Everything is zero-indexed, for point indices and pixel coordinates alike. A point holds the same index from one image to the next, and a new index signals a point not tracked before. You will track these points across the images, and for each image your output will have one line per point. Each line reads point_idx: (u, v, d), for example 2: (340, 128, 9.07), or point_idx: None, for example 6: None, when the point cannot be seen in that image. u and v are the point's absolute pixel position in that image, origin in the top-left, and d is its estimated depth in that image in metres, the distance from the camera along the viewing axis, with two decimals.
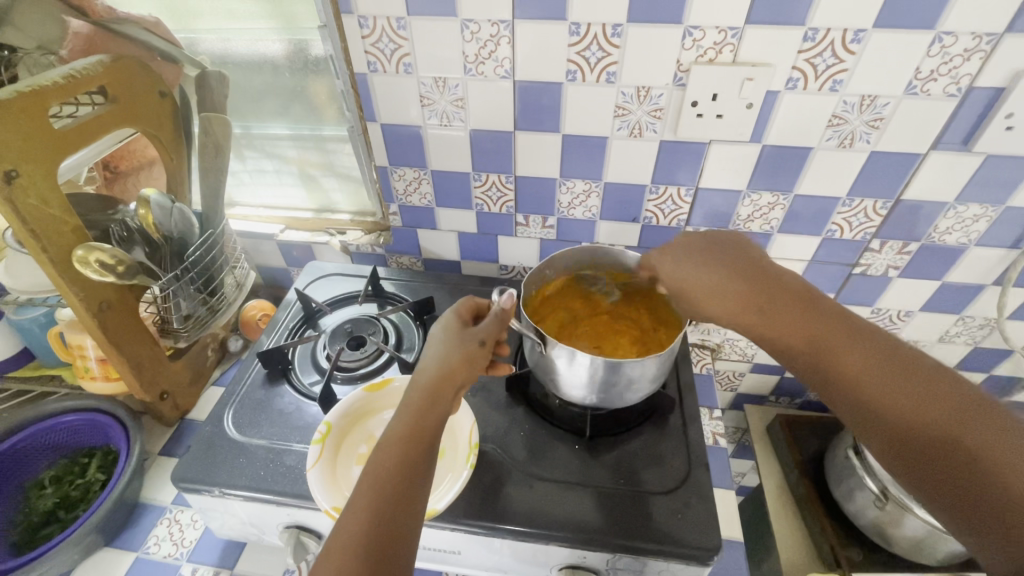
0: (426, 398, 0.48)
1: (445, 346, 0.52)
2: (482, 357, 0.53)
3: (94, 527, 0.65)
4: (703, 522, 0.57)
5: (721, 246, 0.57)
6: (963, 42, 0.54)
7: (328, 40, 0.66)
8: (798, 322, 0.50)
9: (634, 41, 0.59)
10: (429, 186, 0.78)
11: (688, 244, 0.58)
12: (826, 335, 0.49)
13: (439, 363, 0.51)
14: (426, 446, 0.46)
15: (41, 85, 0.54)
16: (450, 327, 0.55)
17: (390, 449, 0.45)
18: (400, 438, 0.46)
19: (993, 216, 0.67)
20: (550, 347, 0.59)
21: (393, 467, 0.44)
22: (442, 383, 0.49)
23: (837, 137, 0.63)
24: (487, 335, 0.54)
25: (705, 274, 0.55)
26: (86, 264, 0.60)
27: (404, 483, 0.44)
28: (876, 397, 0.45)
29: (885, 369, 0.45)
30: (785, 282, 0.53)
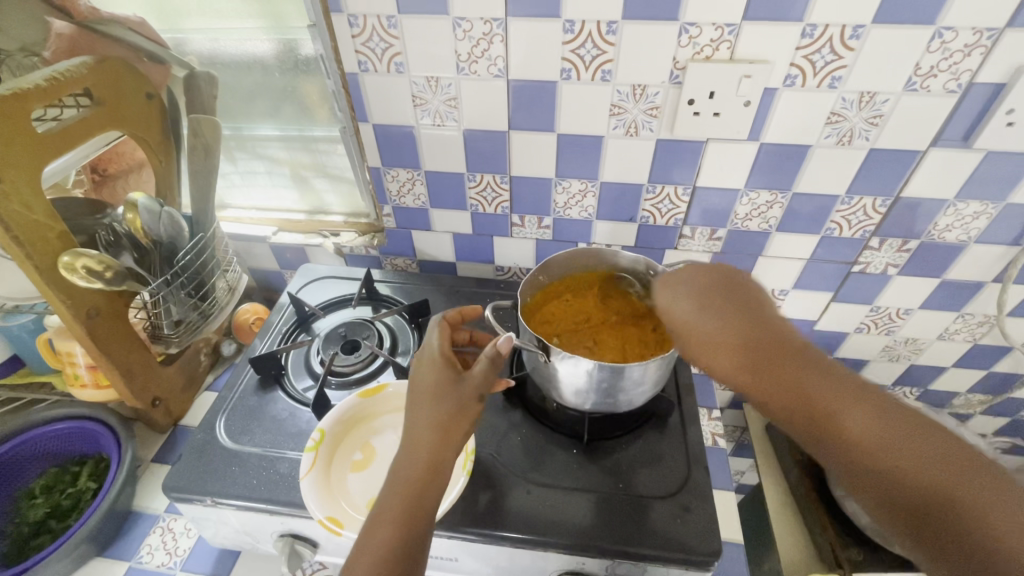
0: (426, 470, 0.47)
1: (440, 403, 0.49)
2: (478, 411, 0.51)
3: (85, 538, 0.64)
4: (703, 527, 0.56)
5: (716, 287, 0.52)
6: (963, 37, 0.53)
7: (318, 39, 0.65)
8: (804, 379, 0.46)
9: (629, 39, 0.58)
10: (423, 187, 0.77)
11: (690, 284, 0.53)
12: (828, 394, 0.45)
13: (436, 424, 0.49)
14: (427, 521, 0.46)
15: (23, 88, 0.52)
16: (440, 374, 0.51)
17: (381, 530, 0.45)
18: (392, 518, 0.45)
19: (993, 213, 0.66)
20: (553, 356, 0.57)
21: (387, 550, 0.44)
22: (442, 449, 0.48)
23: (836, 134, 0.62)
24: (484, 386, 0.51)
25: (709, 324, 0.50)
26: (73, 270, 0.59)
27: (407, 563, 0.44)
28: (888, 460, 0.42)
29: (896, 433, 0.43)
30: (784, 332, 0.49)
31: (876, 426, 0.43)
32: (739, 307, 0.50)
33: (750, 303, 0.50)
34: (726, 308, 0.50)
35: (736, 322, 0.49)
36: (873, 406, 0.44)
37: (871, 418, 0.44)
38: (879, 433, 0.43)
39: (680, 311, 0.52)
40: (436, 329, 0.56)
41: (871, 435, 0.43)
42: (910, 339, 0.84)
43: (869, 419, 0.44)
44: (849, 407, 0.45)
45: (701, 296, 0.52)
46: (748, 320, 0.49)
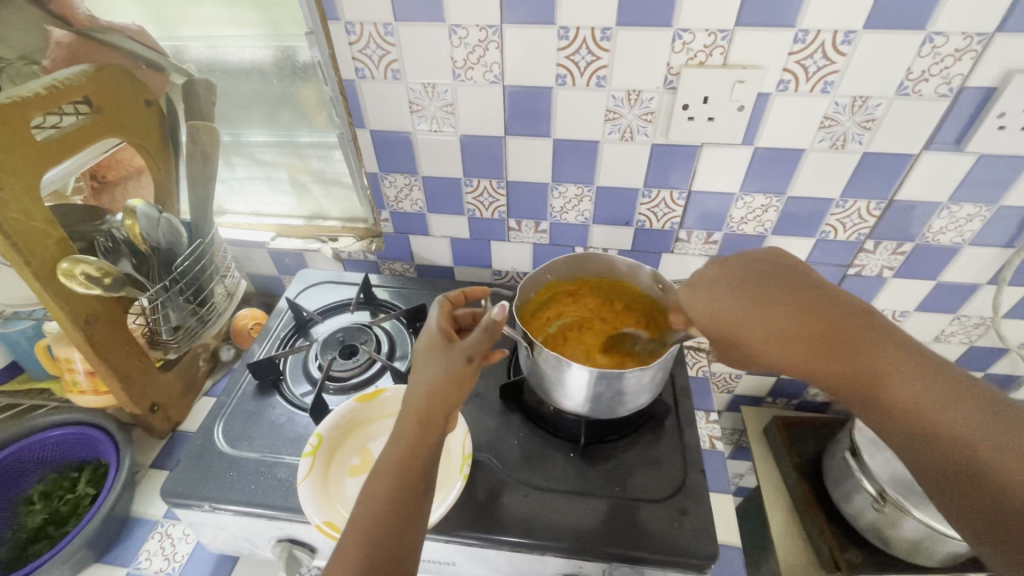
0: (416, 428, 0.48)
1: (433, 366, 0.50)
2: (471, 373, 0.51)
3: (84, 543, 0.64)
4: (700, 530, 0.56)
5: (755, 269, 0.52)
6: (954, 42, 0.53)
7: (316, 46, 0.65)
8: (875, 375, 0.43)
9: (624, 44, 0.58)
10: (421, 192, 0.78)
11: (725, 275, 0.52)
12: (905, 388, 0.41)
13: (423, 389, 0.49)
14: (416, 489, 0.45)
15: (22, 96, 0.53)
16: (437, 342, 0.53)
17: (379, 483, 0.45)
18: (392, 473, 0.45)
19: (986, 216, 0.66)
20: (536, 350, 0.59)
21: (383, 505, 0.44)
22: (432, 407, 0.48)
23: (829, 138, 0.62)
24: (475, 348, 0.51)
25: (744, 312, 0.49)
26: (72, 276, 0.59)
27: (398, 525, 0.43)
28: (977, 453, 0.37)
29: (982, 417, 0.38)
30: (859, 324, 0.46)
31: (968, 422, 0.38)
32: (789, 293, 0.48)
33: (809, 296, 0.48)
34: (764, 293, 0.49)
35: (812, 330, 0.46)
36: (966, 401, 0.39)
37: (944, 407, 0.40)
38: (971, 431, 0.38)
39: (714, 299, 0.51)
40: (436, 310, 0.58)
41: (952, 425, 0.39)
42: None
43: (949, 409, 0.39)
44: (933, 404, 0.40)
45: (744, 290, 0.50)
46: (794, 308, 0.47)
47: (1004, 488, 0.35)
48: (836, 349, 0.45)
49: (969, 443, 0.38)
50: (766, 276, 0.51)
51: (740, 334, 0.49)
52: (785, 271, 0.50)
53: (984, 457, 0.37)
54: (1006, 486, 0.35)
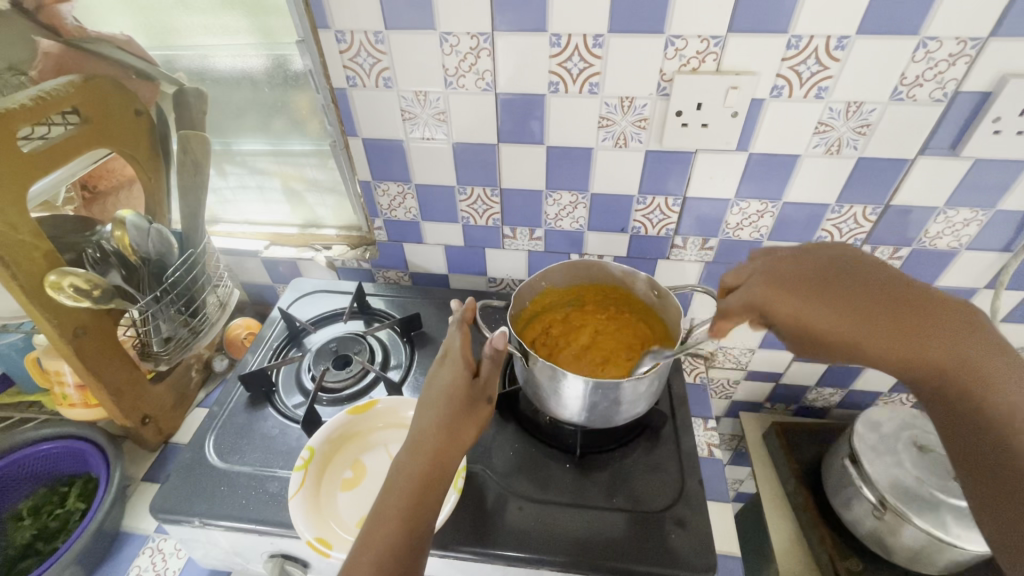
0: (428, 467, 0.47)
1: (451, 405, 0.50)
2: (486, 415, 0.52)
3: (73, 560, 0.63)
4: (698, 541, 0.56)
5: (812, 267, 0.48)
6: (948, 47, 0.53)
7: (307, 54, 0.65)
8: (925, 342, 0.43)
9: (616, 52, 0.58)
10: (414, 200, 0.77)
11: (778, 271, 0.48)
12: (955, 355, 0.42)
13: (444, 424, 0.49)
14: (428, 519, 0.45)
15: (8, 108, 0.53)
16: (459, 375, 0.52)
17: (388, 523, 0.44)
18: (402, 512, 0.44)
19: (983, 220, 0.66)
20: (532, 362, 0.58)
21: (393, 547, 0.43)
22: (447, 448, 0.48)
23: (824, 143, 0.62)
24: (495, 389, 0.53)
25: (815, 302, 0.45)
26: (59, 289, 0.58)
27: (409, 549, 0.43)
28: (994, 412, 0.41)
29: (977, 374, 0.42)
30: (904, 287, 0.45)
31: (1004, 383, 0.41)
32: (854, 278, 0.46)
33: (862, 276, 0.46)
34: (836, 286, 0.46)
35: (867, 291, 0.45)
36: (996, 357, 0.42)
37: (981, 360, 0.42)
38: (998, 375, 0.41)
39: (795, 305, 0.46)
40: (455, 329, 0.55)
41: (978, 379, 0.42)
42: None
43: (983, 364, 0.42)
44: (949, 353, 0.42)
45: (802, 276, 0.47)
46: (849, 288, 0.46)
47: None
48: (891, 313, 0.44)
49: (975, 376, 0.41)
50: (816, 264, 0.48)
51: (814, 324, 0.45)
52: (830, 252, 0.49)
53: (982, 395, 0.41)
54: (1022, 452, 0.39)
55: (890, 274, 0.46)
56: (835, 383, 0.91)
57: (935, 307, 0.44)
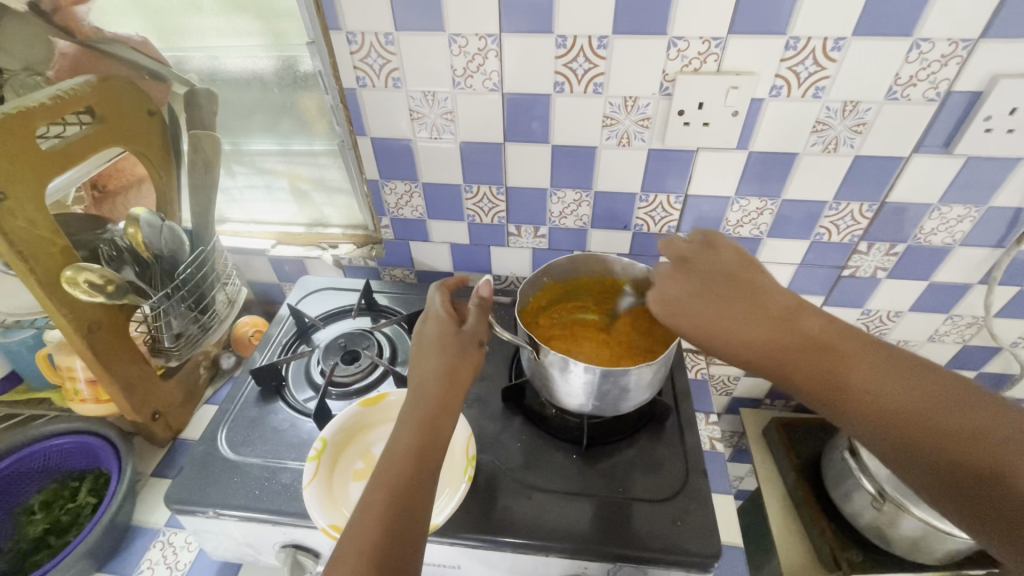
0: (435, 404, 0.50)
1: (446, 351, 0.53)
2: (478, 356, 0.56)
3: (86, 552, 0.63)
4: (702, 529, 0.57)
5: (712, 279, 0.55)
6: (940, 48, 0.55)
7: (317, 56, 0.66)
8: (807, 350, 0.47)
9: (620, 53, 0.60)
10: (421, 199, 0.79)
11: (672, 283, 0.57)
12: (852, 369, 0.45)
13: (443, 370, 0.52)
14: (437, 455, 0.48)
15: (28, 106, 0.54)
16: (449, 325, 0.56)
17: (401, 457, 0.46)
18: (414, 446, 0.47)
19: (976, 217, 0.68)
20: (542, 354, 0.59)
21: (406, 473, 0.45)
22: (449, 387, 0.51)
23: (822, 142, 0.64)
24: (482, 336, 0.57)
25: (707, 310, 0.53)
26: (75, 285, 0.59)
27: (422, 474, 0.46)
28: (901, 416, 0.41)
29: (904, 386, 0.42)
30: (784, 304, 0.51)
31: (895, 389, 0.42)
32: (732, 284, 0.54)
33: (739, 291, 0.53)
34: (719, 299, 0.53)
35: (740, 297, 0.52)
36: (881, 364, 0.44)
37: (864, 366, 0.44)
38: (890, 388, 0.42)
39: (688, 316, 0.54)
40: (438, 293, 0.60)
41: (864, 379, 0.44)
42: (902, 341, 0.85)
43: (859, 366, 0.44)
44: (848, 362, 0.45)
45: (684, 284, 0.56)
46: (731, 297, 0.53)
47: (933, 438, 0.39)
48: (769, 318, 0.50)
49: (870, 389, 0.43)
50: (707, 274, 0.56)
51: (699, 325, 0.53)
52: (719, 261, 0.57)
53: (902, 406, 0.41)
54: (926, 432, 0.40)
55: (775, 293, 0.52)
56: None
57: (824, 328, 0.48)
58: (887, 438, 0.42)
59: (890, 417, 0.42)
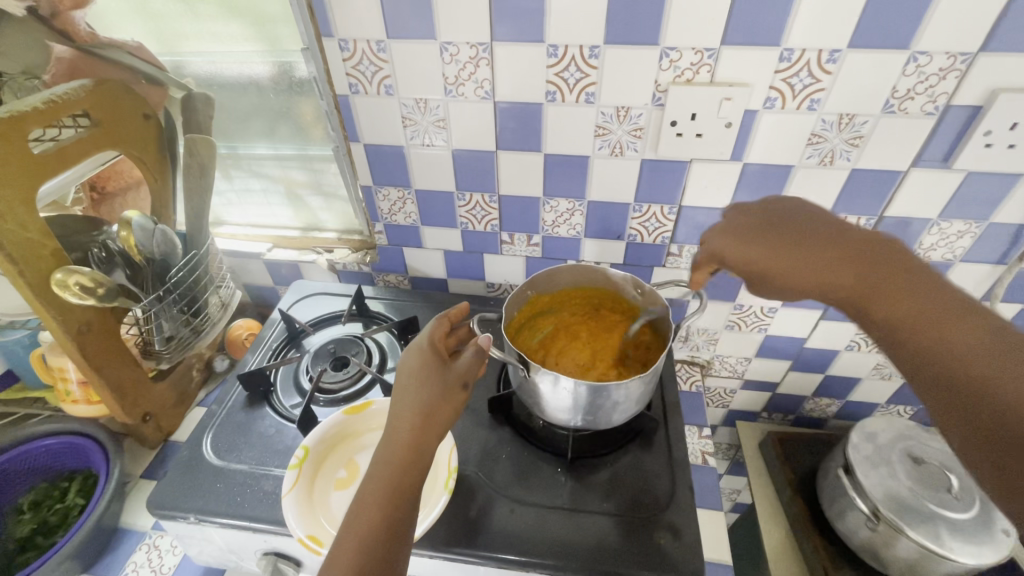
0: (408, 452, 0.48)
1: (426, 390, 0.50)
2: (462, 399, 0.52)
3: (71, 553, 0.63)
4: (687, 546, 0.56)
5: (785, 219, 0.52)
6: (938, 61, 0.54)
7: (311, 62, 0.66)
8: (897, 300, 0.45)
9: (612, 63, 0.59)
10: (414, 205, 0.78)
11: (743, 220, 0.54)
12: (912, 310, 0.44)
13: (421, 410, 0.49)
14: (410, 499, 0.47)
15: (21, 110, 0.54)
16: (433, 362, 0.53)
17: (368, 510, 0.45)
18: (383, 497, 0.45)
19: (977, 232, 0.66)
20: (533, 372, 0.58)
21: (375, 529, 0.44)
22: (424, 432, 0.49)
23: (817, 154, 0.63)
24: (470, 375, 0.53)
25: (761, 240, 0.52)
26: (66, 287, 0.60)
27: (393, 527, 0.45)
28: (969, 372, 0.40)
29: (985, 348, 0.40)
30: (850, 230, 0.49)
31: (964, 338, 0.41)
32: (812, 228, 0.50)
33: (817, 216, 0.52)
34: (794, 233, 0.50)
35: (807, 235, 0.50)
36: (970, 321, 0.42)
37: (930, 309, 0.44)
38: (972, 344, 0.41)
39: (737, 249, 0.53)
40: (430, 324, 0.59)
41: (960, 345, 0.41)
42: None
43: (956, 331, 0.42)
44: (929, 313, 0.44)
45: (761, 221, 0.53)
46: (800, 234, 0.50)
47: (998, 392, 0.38)
48: (836, 254, 0.48)
49: (937, 336, 0.43)
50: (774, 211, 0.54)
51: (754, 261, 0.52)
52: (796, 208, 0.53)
53: (975, 374, 0.40)
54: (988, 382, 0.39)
55: (858, 238, 0.48)
56: (831, 394, 0.92)
57: (900, 275, 0.46)
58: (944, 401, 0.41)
59: (956, 373, 0.41)
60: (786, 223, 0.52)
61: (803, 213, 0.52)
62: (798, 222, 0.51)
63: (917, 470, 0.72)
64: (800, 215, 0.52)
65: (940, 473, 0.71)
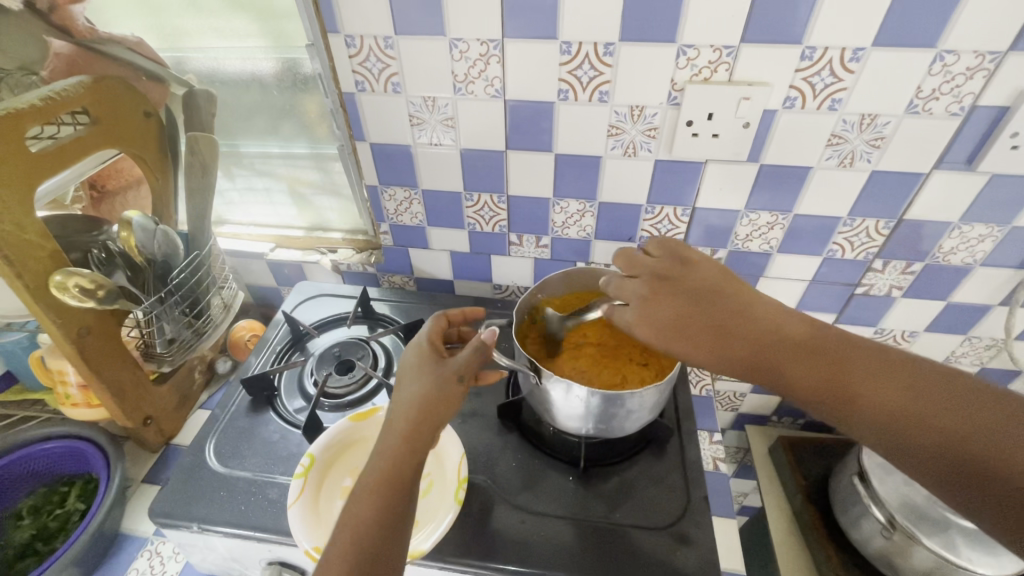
0: (400, 443, 0.47)
1: (421, 382, 0.50)
2: (459, 392, 0.51)
3: (72, 561, 0.62)
4: (702, 559, 0.54)
5: (696, 298, 0.51)
6: (965, 60, 0.52)
7: (316, 58, 0.64)
8: (823, 370, 0.47)
9: (627, 60, 0.57)
10: (421, 206, 0.77)
11: (661, 306, 0.52)
12: (844, 377, 0.46)
13: (414, 402, 0.49)
14: (405, 490, 0.46)
15: (18, 108, 0.53)
16: (428, 356, 0.53)
17: (365, 498, 0.44)
18: (379, 486, 0.45)
19: (998, 236, 0.65)
20: (544, 379, 0.57)
21: (368, 517, 0.43)
22: (418, 423, 0.48)
23: (837, 156, 0.61)
24: (467, 368, 0.51)
25: (683, 330, 0.51)
26: (65, 290, 0.58)
27: (389, 516, 0.44)
28: (917, 426, 0.42)
29: (908, 394, 0.43)
30: (758, 306, 0.51)
31: (893, 391, 0.44)
32: (721, 306, 0.51)
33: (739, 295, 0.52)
34: (709, 317, 0.50)
35: (724, 317, 0.50)
36: (892, 374, 0.45)
37: (864, 373, 0.45)
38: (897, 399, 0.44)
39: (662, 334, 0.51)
40: (429, 323, 0.58)
41: (895, 403, 0.44)
42: None
43: (880, 387, 0.44)
44: (861, 379, 0.45)
45: (677, 300, 0.52)
46: (724, 315, 0.50)
47: (946, 436, 0.41)
48: (751, 334, 0.49)
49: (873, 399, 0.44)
50: (694, 288, 0.52)
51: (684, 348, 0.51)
52: (710, 276, 0.52)
53: (923, 424, 0.42)
54: (941, 427, 0.42)
55: (769, 314, 0.50)
56: None
57: (821, 348, 0.48)
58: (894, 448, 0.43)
59: (905, 427, 0.43)
60: (695, 301, 0.51)
61: (716, 284, 0.52)
62: (704, 302, 0.51)
63: None
64: (712, 288, 0.52)
65: None
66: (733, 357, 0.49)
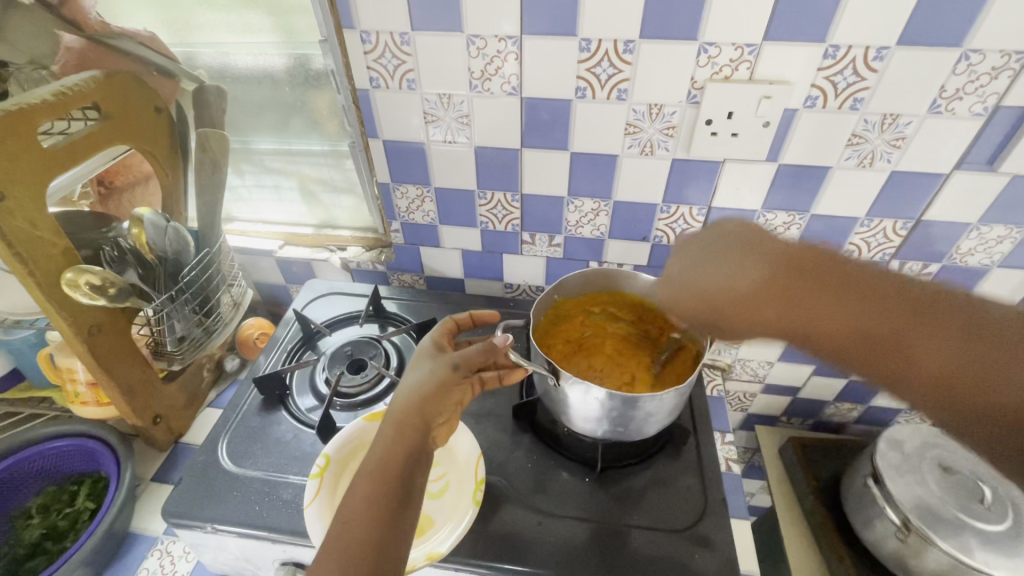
0: (394, 430, 0.47)
1: (419, 375, 0.51)
2: (458, 379, 0.50)
3: (82, 561, 0.62)
4: (721, 562, 0.54)
5: (795, 270, 0.58)
6: (991, 60, 0.51)
7: (330, 54, 0.64)
8: (896, 329, 0.51)
9: (647, 58, 0.57)
10: (433, 204, 0.76)
11: (746, 283, 0.60)
12: (887, 326, 0.51)
13: (411, 392, 0.49)
14: (400, 476, 0.45)
15: (31, 102, 0.52)
16: (427, 354, 0.54)
17: (359, 487, 0.45)
18: (373, 475, 0.45)
19: (1017, 238, 0.64)
20: (562, 380, 0.56)
21: (359, 505, 0.43)
22: (414, 411, 0.48)
23: (856, 156, 0.61)
24: (466, 358, 0.51)
25: (743, 297, 0.61)
26: (76, 286, 0.57)
27: (382, 504, 0.44)
28: (926, 367, 0.48)
29: (969, 341, 0.47)
30: (872, 272, 0.55)
31: (945, 340, 0.48)
32: (790, 274, 0.58)
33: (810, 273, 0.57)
34: (792, 288, 0.58)
35: (820, 284, 0.56)
36: (933, 327, 0.49)
37: (921, 326, 0.50)
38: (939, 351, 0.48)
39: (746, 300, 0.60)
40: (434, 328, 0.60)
41: (942, 362, 0.47)
42: None
43: (937, 341, 0.48)
44: (913, 335, 0.50)
45: (782, 278, 0.58)
46: (827, 283, 0.56)
47: (950, 374, 0.47)
48: (817, 296, 0.57)
49: (897, 345, 0.51)
50: (783, 259, 0.59)
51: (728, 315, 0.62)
52: (789, 249, 0.59)
53: (954, 376, 0.46)
54: (933, 367, 0.48)
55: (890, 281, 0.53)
56: (854, 400, 0.90)
57: (909, 303, 0.51)
58: (931, 394, 0.48)
59: (923, 373, 0.48)
60: (798, 274, 0.58)
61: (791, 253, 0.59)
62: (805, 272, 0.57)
63: (949, 479, 0.70)
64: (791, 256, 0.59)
65: (972, 483, 0.70)
66: (822, 322, 0.56)
